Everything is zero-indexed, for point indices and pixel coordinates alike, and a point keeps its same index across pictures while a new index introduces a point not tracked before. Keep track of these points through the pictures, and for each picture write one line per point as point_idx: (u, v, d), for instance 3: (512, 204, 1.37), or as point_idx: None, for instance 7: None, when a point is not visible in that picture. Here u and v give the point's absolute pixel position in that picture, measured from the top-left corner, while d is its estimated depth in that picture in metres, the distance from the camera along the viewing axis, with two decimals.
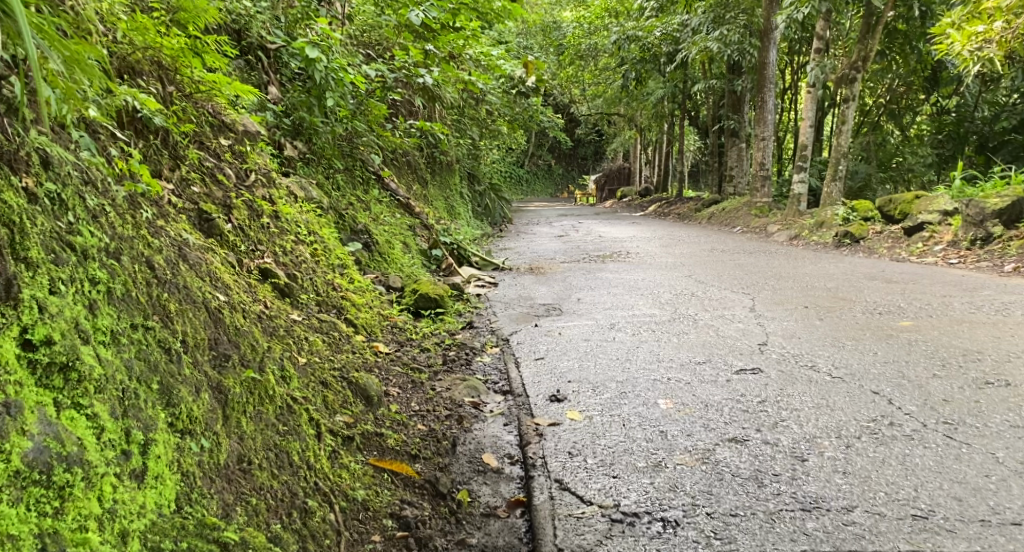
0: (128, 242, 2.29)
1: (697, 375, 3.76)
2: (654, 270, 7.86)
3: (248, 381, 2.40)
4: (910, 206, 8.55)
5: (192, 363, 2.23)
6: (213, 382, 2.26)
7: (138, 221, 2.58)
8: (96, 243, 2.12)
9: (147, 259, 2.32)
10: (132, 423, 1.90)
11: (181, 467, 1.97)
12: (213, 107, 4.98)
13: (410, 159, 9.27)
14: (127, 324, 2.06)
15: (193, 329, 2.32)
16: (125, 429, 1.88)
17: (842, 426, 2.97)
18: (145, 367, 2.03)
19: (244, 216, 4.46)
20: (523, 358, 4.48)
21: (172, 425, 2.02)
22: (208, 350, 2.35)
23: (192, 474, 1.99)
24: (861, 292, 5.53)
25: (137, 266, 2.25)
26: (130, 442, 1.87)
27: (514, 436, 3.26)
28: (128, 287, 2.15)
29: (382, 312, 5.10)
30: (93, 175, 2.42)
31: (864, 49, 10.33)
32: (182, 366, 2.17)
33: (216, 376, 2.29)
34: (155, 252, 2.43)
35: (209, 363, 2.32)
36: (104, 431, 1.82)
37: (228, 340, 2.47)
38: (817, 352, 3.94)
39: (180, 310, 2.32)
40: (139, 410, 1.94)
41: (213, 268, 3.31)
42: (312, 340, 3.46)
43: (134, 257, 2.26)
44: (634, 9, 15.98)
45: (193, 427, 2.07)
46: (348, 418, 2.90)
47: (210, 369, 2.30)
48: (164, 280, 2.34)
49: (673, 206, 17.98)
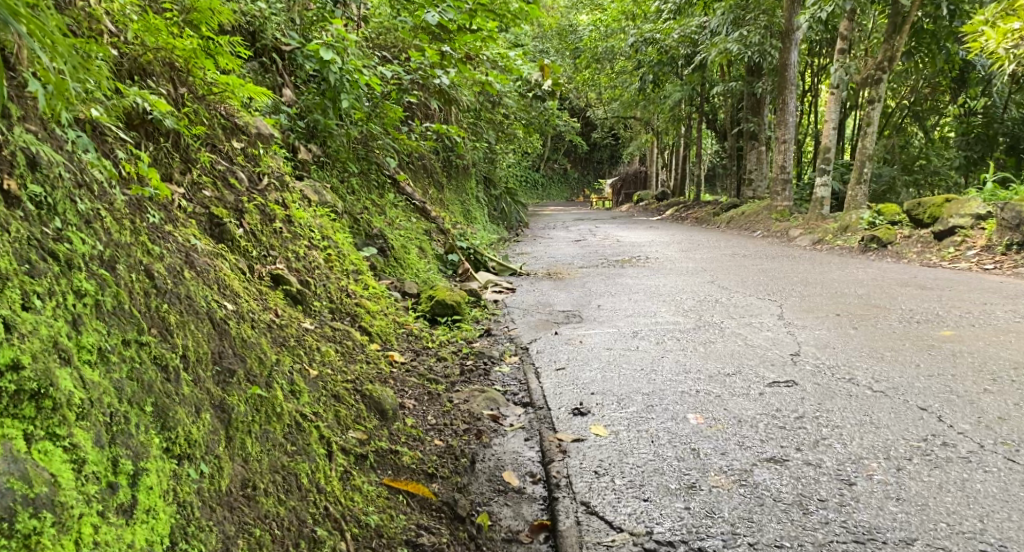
0: (125, 249, 2.15)
1: (728, 387, 3.57)
2: (675, 275, 7.66)
3: (254, 398, 2.24)
4: (939, 210, 8.32)
5: (193, 380, 2.07)
6: (215, 399, 2.11)
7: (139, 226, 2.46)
8: (87, 251, 2.00)
9: (146, 268, 2.18)
10: (120, 450, 1.75)
11: (178, 497, 1.82)
12: (226, 108, 4.84)
13: (427, 163, 9.13)
14: (117, 340, 1.91)
15: (194, 342, 2.17)
16: (112, 459, 1.72)
17: (888, 446, 2.78)
18: (138, 389, 1.88)
19: (256, 220, 4.31)
20: (544, 368, 4.31)
21: (168, 451, 1.86)
22: (211, 365, 2.19)
23: (190, 504, 1.84)
24: (895, 299, 5.32)
25: (134, 276, 2.11)
26: (118, 473, 1.72)
27: (536, 452, 3.10)
28: (122, 300, 2.00)
29: (397, 319, 4.94)
30: (91, 178, 2.29)
31: (891, 48, 10.07)
32: (180, 385, 2.02)
33: (219, 393, 2.14)
34: (156, 260, 2.29)
35: (212, 380, 2.17)
36: (86, 463, 1.67)
37: (234, 353, 2.31)
38: (855, 364, 3.73)
39: (181, 322, 2.17)
40: (128, 438, 1.79)
41: (222, 275, 3.17)
42: (325, 350, 3.31)
43: (131, 266, 2.13)
44: (652, 12, 15.80)
45: (192, 452, 1.92)
46: (361, 435, 2.74)
47: (213, 385, 2.14)
48: (164, 291, 2.20)
49: (691, 210, 17.76)
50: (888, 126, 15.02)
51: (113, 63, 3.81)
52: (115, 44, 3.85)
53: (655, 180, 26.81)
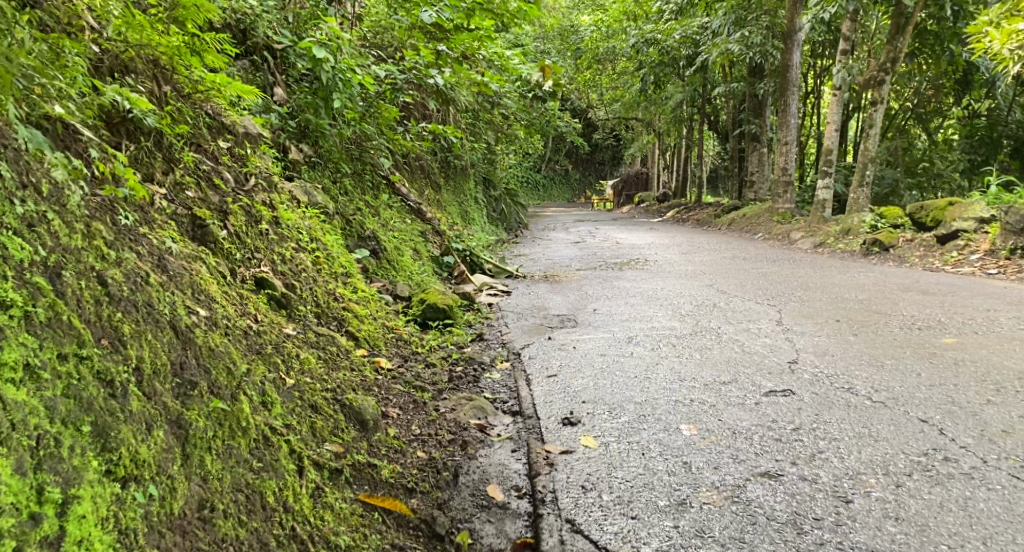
0: (74, 255, 2.11)
1: (723, 397, 3.46)
2: (673, 278, 7.56)
3: (216, 413, 2.19)
4: (942, 213, 8.20)
5: (144, 395, 2.03)
6: (172, 415, 2.06)
7: (102, 229, 2.37)
8: (27, 258, 1.96)
9: (98, 275, 2.13)
10: (47, 477, 1.73)
11: (119, 523, 1.79)
12: (213, 107, 4.71)
13: (424, 164, 9.02)
14: (51, 355, 1.87)
15: (151, 353, 2.12)
16: (36, 488, 1.69)
17: (887, 460, 2.66)
18: (76, 408, 1.85)
19: (241, 222, 4.19)
20: (534, 375, 4.19)
21: (109, 473, 1.83)
22: (170, 378, 2.15)
23: (132, 530, 1.80)
24: (896, 305, 5.20)
25: (83, 283, 2.07)
26: (43, 503, 1.69)
27: (522, 464, 2.98)
28: (60, 309, 1.96)
29: (386, 323, 4.83)
30: (38, 179, 2.17)
31: (894, 50, 9.95)
32: (129, 400, 1.98)
33: (177, 408, 2.09)
34: (113, 265, 2.24)
35: (172, 393, 2.12)
36: (6, 494, 1.65)
37: (198, 364, 2.26)
38: (855, 373, 3.60)
39: (136, 332, 2.12)
40: (57, 464, 1.75)
41: (198, 279, 3.06)
42: (305, 358, 3.20)
43: (80, 274, 2.09)
44: (653, 13, 15.67)
45: (139, 473, 1.89)
46: (338, 447, 2.63)
47: (172, 399, 2.10)
48: (120, 299, 2.15)
49: (692, 212, 17.66)
50: (891, 129, 14.91)
51: (92, 60, 3.71)
52: (94, 40, 3.75)
53: (656, 182, 26.68)
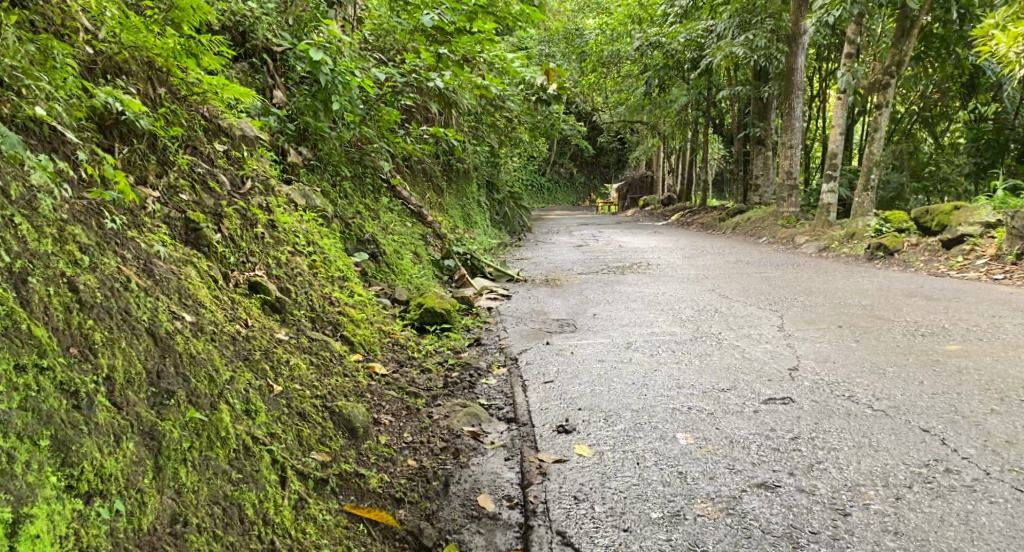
0: (44, 261, 2.13)
1: (721, 405, 3.39)
2: (675, 282, 7.49)
3: (193, 424, 2.20)
4: (948, 217, 8.12)
5: (114, 405, 2.04)
6: (144, 426, 2.08)
7: (77, 232, 2.32)
8: None
9: (68, 281, 2.16)
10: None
11: (80, 541, 1.79)
12: (209, 110, 4.66)
13: (426, 167, 8.98)
14: (7, 367, 1.86)
15: (124, 362, 2.15)
16: None
17: (886, 471, 2.59)
18: (33, 421, 1.85)
19: (235, 226, 4.13)
20: (531, 381, 4.12)
21: (71, 489, 1.83)
22: (145, 387, 2.17)
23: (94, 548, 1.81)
24: (900, 310, 5.12)
25: (50, 289, 2.10)
26: None
27: (515, 473, 2.92)
28: (17, 317, 1.95)
29: (383, 328, 4.78)
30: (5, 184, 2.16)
31: (899, 54, 9.86)
32: (95, 412, 1.98)
33: (151, 418, 2.10)
34: (87, 271, 2.26)
35: (147, 402, 2.14)
36: None
37: (176, 373, 2.28)
38: (856, 381, 3.53)
39: (109, 340, 2.14)
40: (8, 481, 1.74)
41: (187, 284, 3.01)
42: (295, 363, 3.14)
43: (49, 279, 2.11)
44: (658, 16, 15.61)
45: (104, 487, 1.89)
46: (324, 457, 2.61)
47: (146, 409, 2.12)
48: (91, 306, 2.17)
49: (697, 215, 17.59)
50: (898, 132, 14.80)
51: (85, 62, 3.65)
52: (88, 41, 3.68)
53: (661, 185, 26.58)
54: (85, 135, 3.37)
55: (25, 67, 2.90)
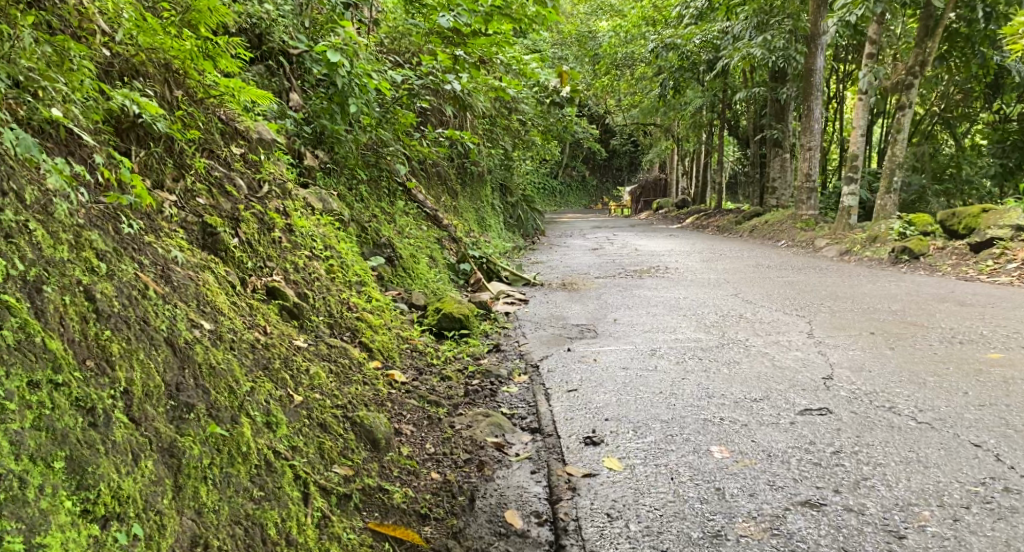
0: (59, 269, 2.04)
1: (755, 415, 3.27)
2: (696, 287, 7.35)
3: (213, 439, 2.10)
4: (976, 220, 8.01)
5: (132, 421, 1.95)
6: (164, 442, 1.99)
7: (93, 237, 2.24)
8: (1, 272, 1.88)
9: (84, 290, 2.07)
10: (9, 524, 1.61)
11: None
12: (225, 112, 4.58)
13: (441, 171, 8.89)
14: (19, 384, 1.77)
15: (143, 375, 2.05)
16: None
17: (938, 490, 2.51)
18: (47, 442, 1.75)
19: (253, 230, 4.04)
20: (554, 389, 4.01)
21: (87, 513, 1.74)
22: (164, 400, 2.08)
23: None
24: (933, 317, 4.98)
25: (66, 299, 2.01)
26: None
27: (543, 488, 2.81)
28: (30, 330, 1.85)
29: (401, 334, 4.68)
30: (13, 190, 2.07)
31: (922, 53, 9.70)
32: (113, 430, 1.89)
33: (170, 434, 2.01)
34: (103, 278, 2.17)
35: (166, 417, 2.05)
36: None
37: (196, 385, 2.19)
38: (895, 391, 3.42)
39: (126, 351, 2.06)
40: (19, 509, 1.64)
41: (204, 290, 2.91)
42: (315, 372, 3.03)
43: (64, 288, 2.02)
44: (672, 18, 15.46)
45: (122, 510, 1.80)
46: (347, 471, 2.50)
47: (165, 424, 2.02)
48: (108, 315, 2.08)
49: (712, 218, 17.41)
50: (918, 133, 14.59)
51: (101, 64, 3.58)
52: (105, 42, 3.63)
53: (674, 187, 26.41)
54: (102, 137, 3.29)
55: (42, 67, 2.80)
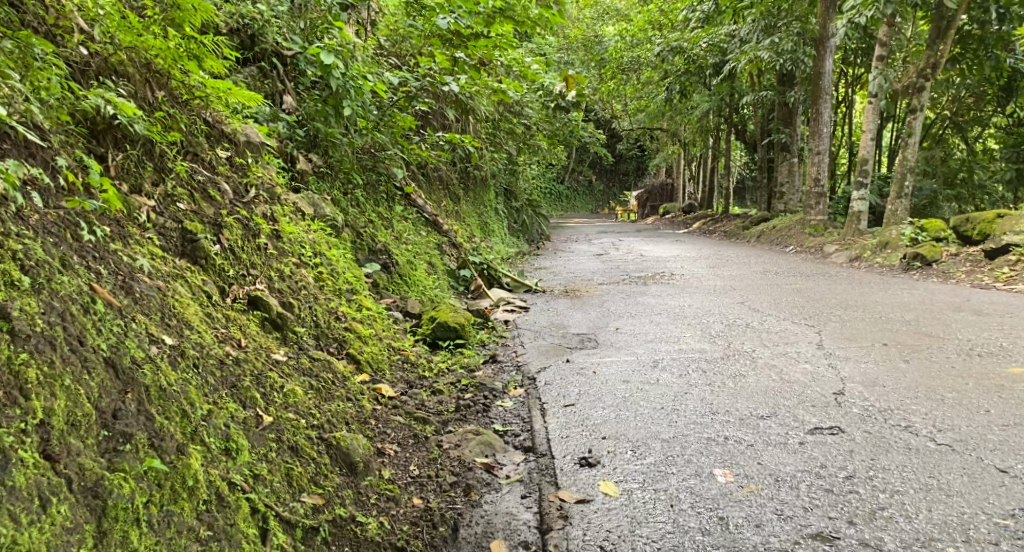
0: None
1: (762, 435, 3.06)
2: (702, 294, 7.14)
3: (152, 473, 1.99)
4: (990, 226, 7.80)
5: (45, 459, 1.83)
6: (87, 481, 1.87)
7: (19, 248, 2.14)
8: None
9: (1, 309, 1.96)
10: None
11: None
12: (212, 114, 4.37)
13: (442, 175, 8.68)
14: None
15: (68, 404, 1.95)
16: None
17: (964, 522, 2.34)
18: None
19: (237, 236, 3.84)
20: (550, 403, 3.80)
21: None
22: (95, 430, 1.97)
23: None
24: (949, 327, 4.77)
25: None
26: None
27: (532, 515, 2.62)
28: None
29: (393, 344, 4.47)
30: None
31: (934, 55, 9.49)
32: (13, 474, 1.76)
33: (97, 471, 1.90)
34: (26, 294, 2.06)
35: (96, 449, 1.94)
36: None
37: (137, 412, 2.08)
38: (912, 408, 3.24)
39: (46, 379, 1.95)
40: None
41: (172, 301, 2.71)
42: (290, 388, 2.83)
43: None
44: (678, 21, 15.24)
45: None
46: (316, 500, 2.37)
47: (92, 457, 1.92)
48: (27, 336, 1.98)
49: (719, 223, 17.18)
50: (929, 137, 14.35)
51: (76, 63, 3.36)
52: (83, 41, 3.43)
53: (681, 192, 26.13)
54: (71, 140, 3.07)
55: None
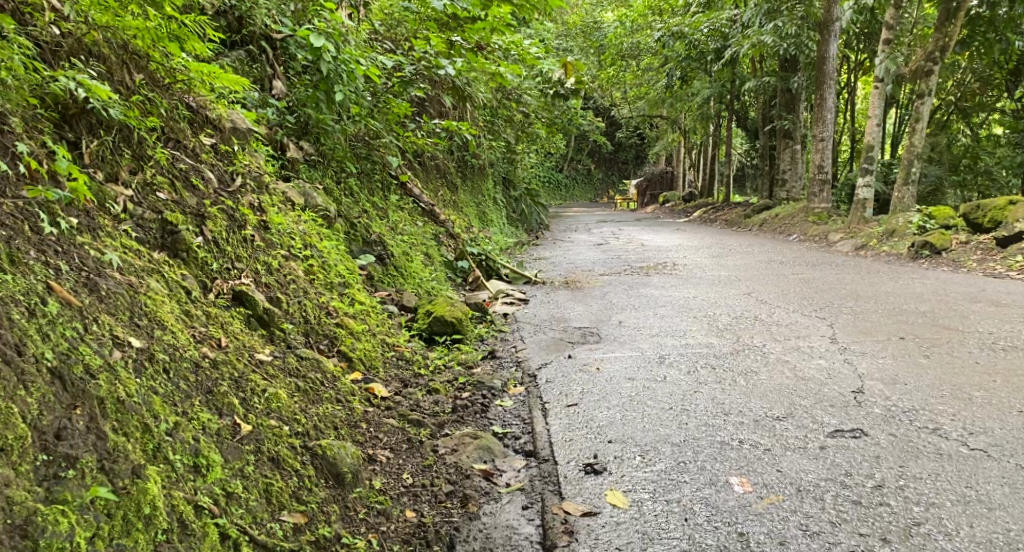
0: None
1: (779, 439, 2.86)
2: (707, 285, 6.92)
3: (99, 503, 1.79)
4: (1003, 213, 7.58)
5: None
6: (17, 518, 1.67)
7: None
8: None
9: None
10: None
11: None
12: (196, 99, 4.13)
13: (438, 164, 8.47)
14: None
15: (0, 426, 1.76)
16: None
17: (1010, 541, 2.20)
18: None
19: (221, 228, 3.61)
20: (552, 403, 3.58)
21: None
22: (33, 455, 1.78)
23: None
24: (967, 319, 4.56)
25: None
26: None
27: (535, 529, 2.44)
28: None
29: (386, 340, 4.26)
30: None
31: (943, 38, 9.21)
32: None
33: (29, 505, 1.70)
34: None
35: (29, 477, 1.74)
36: None
37: (85, 431, 1.89)
38: (939, 409, 3.05)
39: None
40: None
41: (145, 299, 2.49)
42: (273, 391, 2.61)
43: None
44: (680, 6, 14.90)
45: None
46: (298, 518, 2.18)
47: (24, 488, 1.71)
48: None
49: (720, 212, 16.93)
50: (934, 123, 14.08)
51: (48, 43, 3.14)
52: (54, 21, 3.20)
53: (682, 180, 25.91)
54: (39, 125, 2.88)
55: None
